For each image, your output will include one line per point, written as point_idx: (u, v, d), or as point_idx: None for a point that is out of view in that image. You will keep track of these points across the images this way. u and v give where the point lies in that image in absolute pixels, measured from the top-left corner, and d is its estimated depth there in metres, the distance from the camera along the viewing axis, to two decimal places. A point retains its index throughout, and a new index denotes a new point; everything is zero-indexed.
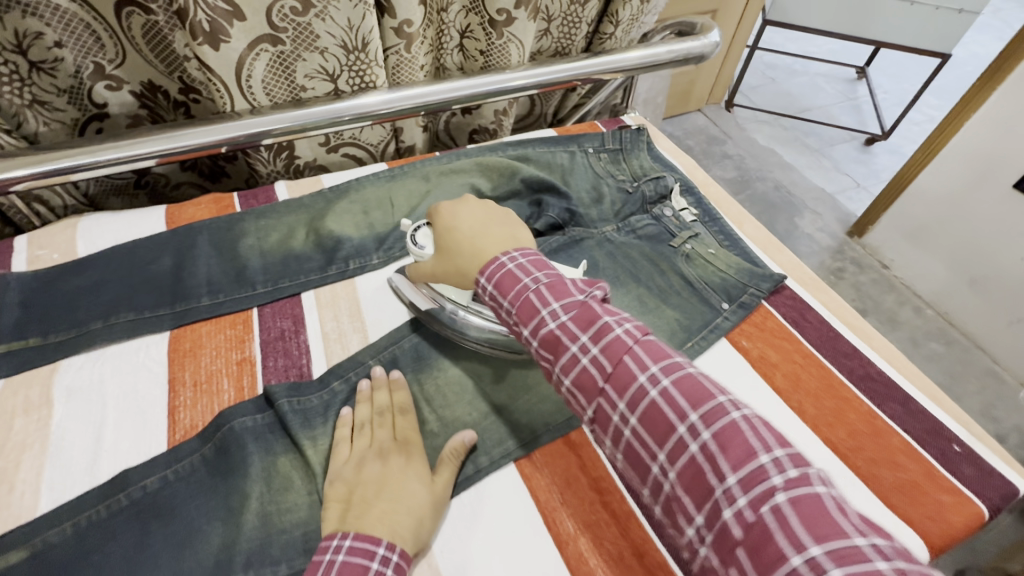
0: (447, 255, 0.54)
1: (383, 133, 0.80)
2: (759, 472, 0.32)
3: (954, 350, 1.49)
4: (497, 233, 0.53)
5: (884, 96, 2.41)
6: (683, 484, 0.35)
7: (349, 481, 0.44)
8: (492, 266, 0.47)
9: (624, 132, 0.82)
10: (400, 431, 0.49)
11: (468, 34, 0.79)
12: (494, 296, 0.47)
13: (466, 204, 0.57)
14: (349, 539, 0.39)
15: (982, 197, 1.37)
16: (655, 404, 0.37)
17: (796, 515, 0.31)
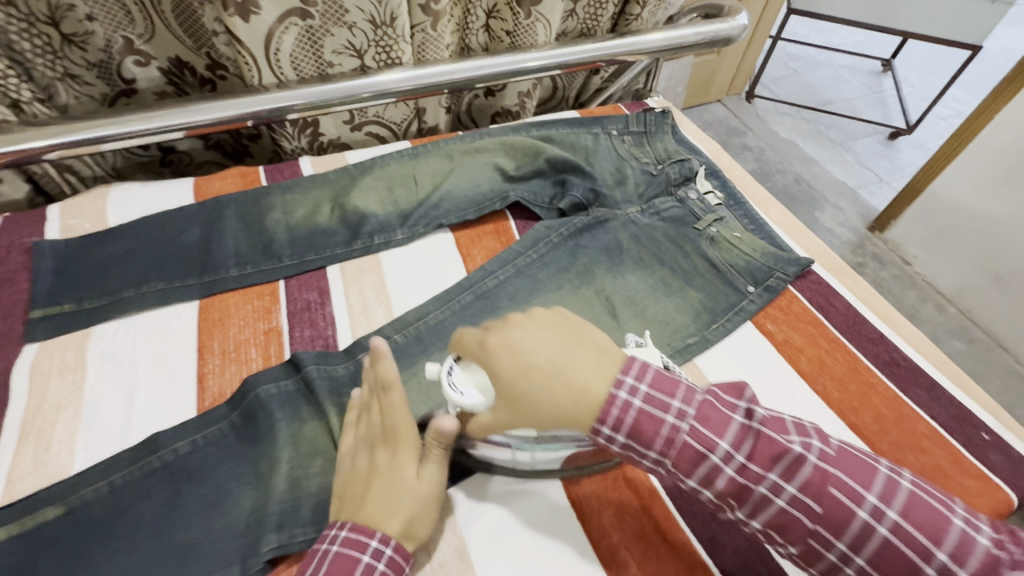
0: (508, 407, 0.39)
1: (407, 111, 0.80)
2: (880, 482, 0.34)
3: (976, 348, 1.46)
4: (585, 360, 0.38)
5: (910, 89, 2.36)
6: (851, 541, 0.33)
7: (343, 476, 0.43)
8: (611, 410, 0.36)
9: (649, 114, 0.82)
10: (387, 416, 0.44)
11: (494, 13, 0.78)
12: (628, 447, 0.37)
13: (524, 319, 0.42)
14: (344, 530, 0.39)
15: (1011, 192, 1.34)
16: (790, 459, 0.35)
17: (914, 521, 0.33)
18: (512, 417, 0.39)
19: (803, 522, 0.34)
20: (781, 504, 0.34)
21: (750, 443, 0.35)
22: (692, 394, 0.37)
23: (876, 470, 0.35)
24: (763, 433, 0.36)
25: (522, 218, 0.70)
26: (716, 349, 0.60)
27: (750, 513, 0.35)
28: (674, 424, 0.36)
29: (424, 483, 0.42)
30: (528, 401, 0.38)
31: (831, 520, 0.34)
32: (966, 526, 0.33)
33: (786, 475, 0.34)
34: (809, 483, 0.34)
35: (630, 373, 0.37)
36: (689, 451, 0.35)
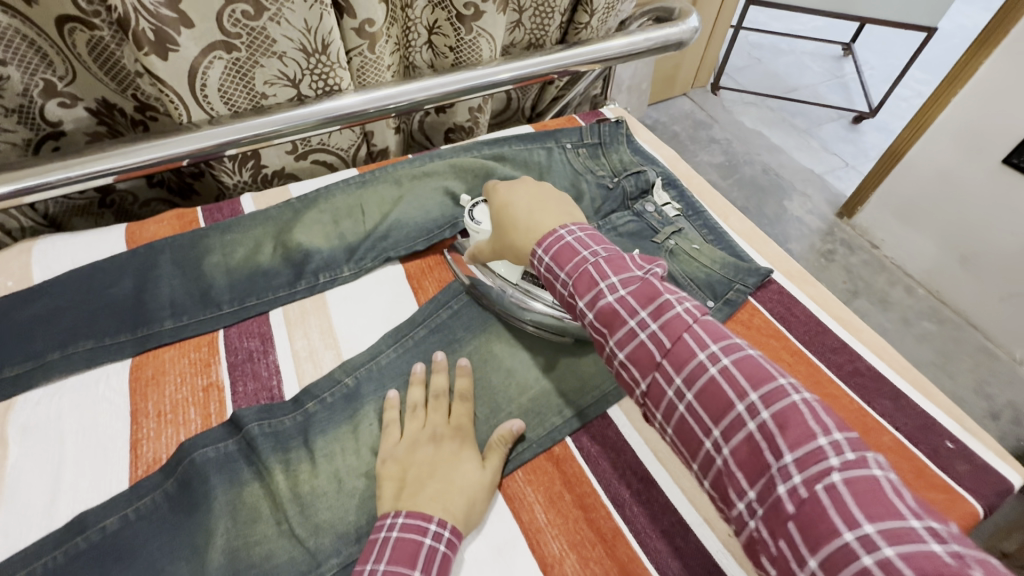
0: (503, 234, 0.55)
1: (354, 137, 0.77)
2: (816, 452, 0.33)
3: (946, 329, 1.48)
4: (558, 210, 0.54)
5: (871, 72, 2.39)
6: (738, 460, 0.36)
7: (403, 459, 0.46)
8: (549, 237, 0.49)
9: (602, 125, 0.80)
10: (454, 416, 0.51)
11: (437, 30, 0.76)
12: (550, 268, 0.49)
13: (525, 184, 0.58)
14: (402, 517, 0.41)
15: (971, 173, 1.35)
16: (717, 382, 0.38)
17: (913, 570, 0.28)
18: (497, 242, 0.56)
19: (704, 432, 0.38)
20: (692, 409, 0.39)
21: (681, 342, 0.41)
22: (668, 306, 0.42)
23: (787, 393, 0.37)
24: (704, 360, 0.39)
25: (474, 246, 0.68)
26: None
27: (647, 398, 0.42)
28: (629, 322, 0.43)
29: (484, 479, 0.47)
30: (514, 225, 0.54)
31: (755, 462, 0.35)
32: (921, 531, 0.30)
33: (707, 389, 0.39)
34: (722, 395, 0.38)
35: (580, 229, 0.50)
36: (641, 348, 0.42)
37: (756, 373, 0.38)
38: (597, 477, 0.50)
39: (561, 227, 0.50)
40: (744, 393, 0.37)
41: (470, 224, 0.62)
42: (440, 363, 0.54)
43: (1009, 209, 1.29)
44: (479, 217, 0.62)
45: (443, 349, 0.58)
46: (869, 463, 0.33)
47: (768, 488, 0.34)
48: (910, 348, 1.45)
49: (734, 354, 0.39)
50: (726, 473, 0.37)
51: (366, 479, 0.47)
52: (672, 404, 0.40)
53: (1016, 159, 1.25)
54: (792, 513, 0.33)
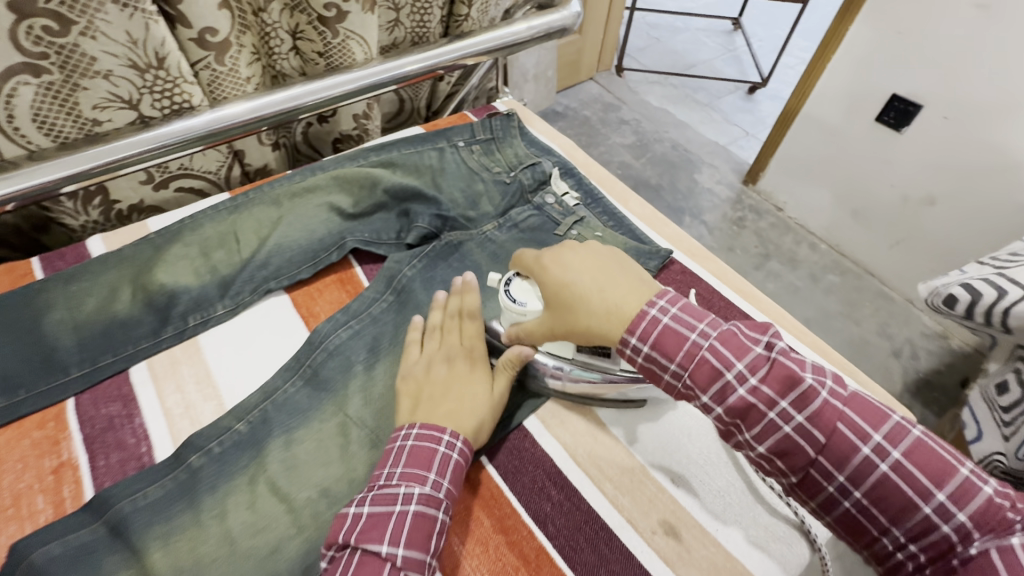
0: (567, 313, 0.45)
1: (221, 157, 0.70)
2: (898, 429, 0.38)
3: (848, 279, 1.59)
4: (621, 276, 0.46)
5: (760, 44, 2.53)
6: (839, 464, 0.38)
7: (417, 379, 0.49)
8: (639, 320, 0.42)
9: (494, 119, 0.77)
10: (467, 337, 0.53)
11: (300, 35, 0.69)
12: (651, 359, 0.42)
13: (572, 250, 0.49)
14: (416, 429, 0.44)
15: (853, 131, 1.44)
16: (889, 478, 0.36)
17: (916, 470, 0.36)
18: (557, 323, 0.46)
19: (807, 449, 0.38)
20: (787, 426, 0.38)
21: (836, 433, 0.38)
22: (812, 394, 0.39)
23: (933, 448, 0.37)
24: (871, 454, 0.37)
25: (369, 263, 0.63)
26: None
27: (734, 419, 0.40)
28: (691, 336, 0.41)
29: (495, 398, 0.49)
30: (583, 304, 0.44)
31: (913, 527, 0.36)
32: (973, 477, 0.35)
33: (883, 485, 0.37)
34: (854, 455, 0.37)
35: (664, 301, 0.43)
36: (789, 443, 0.38)
37: (900, 432, 0.37)
38: (514, 492, 0.46)
39: (648, 304, 0.43)
40: (928, 492, 0.35)
41: (511, 307, 0.51)
42: (437, 299, 0.55)
43: (887, 163, 1.40)
44: (521, 296, 0.51)
45: (342, 377, 0.52)
46: (980, 482, 0.35)
47: (915, 535, 0.36)
48: (819, 301, 1.55)
49: (891, 435, 0.37)
50: (858, 514, 0.38)
51: (265, 535, 0.42)
52: (833, 498, 0.38)
53: (887, 117, 1.35)
54: (941, 571, 0.35)
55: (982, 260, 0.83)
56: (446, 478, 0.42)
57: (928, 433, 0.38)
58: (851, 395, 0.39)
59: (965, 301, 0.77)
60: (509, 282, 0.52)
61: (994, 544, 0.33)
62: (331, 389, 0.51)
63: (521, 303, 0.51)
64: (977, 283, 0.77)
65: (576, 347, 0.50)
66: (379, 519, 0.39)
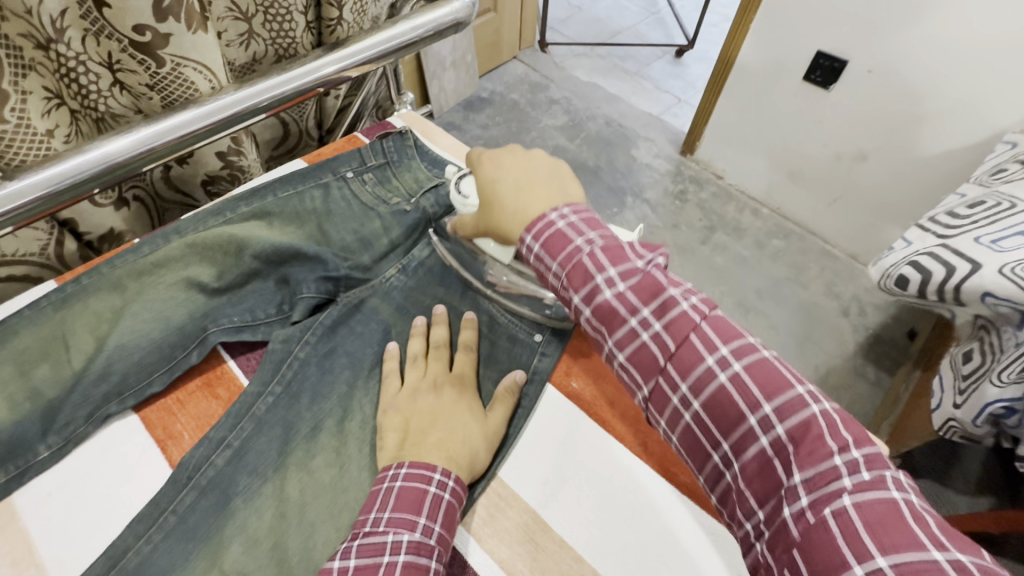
0: (485, 211, 0.45)
1: (43, 234, 0.56)
2: (829, 470, 0.30)
3: (793, 242, 1.57)
4: (549, 186, 0.43)
5: (682, 3, 2.45)
6: (749, 476, 0.33)
7: (404, 409, 0.45)
8: (541, 223, 0.40)
9: (386, 141, 0.66)
10: (455, 365, 0.49)
11: (118, 67, 0.55)
12: (540, 257, 0.40)
13: (513, 153, 0.45)
14: (405, 467, 0.40)
15: (781, 93, 1.39)
16: (725, 390, 0.34)
17: (859, 522, 0.28)
18: (482, 222, 0.46)
19: (712, 443, 0.35)
20: (698, 418, 0.35)
21: (689, 346, 0.35)
22: (673, 303, 0.36)
23: (802, 399, 0.32)
24: (713, 365, 0.34)
25: (245, 351, 0.52)
26: (519, 443, 0.47)
27: (659, 407, 0.37)
28: (629, 321, 0.37)
29: (489, 429, 0.45)
30: (497, 201, 0.44)
31: (766, 478, 0.32)
32: (941, 564, 0.26)
33: (717, 398, 0.34)
34: (742, 427, 0.33)
35: (573, 210, 0.40)
36: (644, 352, 0.37)
37: (766, 369, 0.34)
38: None
39: (553, 207, 0.40)
40: (757, 404, 0.33)
41: (457, 199, 0.55)
42: (419, 328, 0.51)
43: (818, 123, 1.37)
44: (465, 190, 0.55)
45: (216, 520, 0.41)
46: (886, 483, 0.29)
47: (773, 505, 0.32)
48: (768, 269, 1.52)
49: (748, 357, 0.34)
50: (696, 426, 0.36)
51: None
52: (710, 456, 0.36)
53: (814, 76, 1.30)
54: (795, 538, 0.30)
55: (923, 224, 0.78)
56: (438, 521, 0.38)
57: (821, 396, 0.33)
58: (798, 412, 0.32)
59: (917, 282, 0.70)
60: (461, 177, 0.56)
61: (896, 567, 0.26)
62: (202, 537, 0.40)
63: (464, 199, 0.54)
64: (924, 260, 0.70)
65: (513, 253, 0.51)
66: (367, 572, 0.34)
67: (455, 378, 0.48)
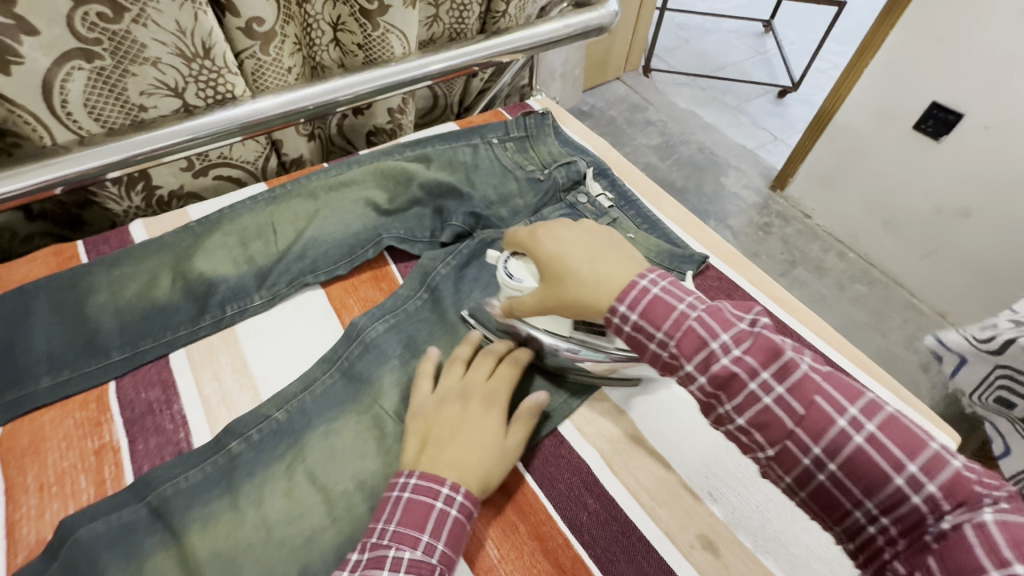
0: (557, 285, 0.44)
1: (260, 148, 0.71)
2: (975, 503, 0.31)
3: (877, 290, 1.55)
4: (615, 254, 0.44)
5: (791, 46, 2.47)
6: (899, 530, 0.33)
7: (428, 417, 0.46)
8: (630, 290, 0.41)
9: (528, 117, 0.77)
10: (491, 379, 0.50)
11: (342, 27, 0.70)
12: (638, 326, 0.41)
13: (570, 227, 0.47)
14: (415, 478, 0.41)
15: (886, 140, 1.40)
16: (863, 450, 0.34)
17: (999, 534, 0.30)
18: (550, 295, 0.45)
19: (850, 500, 0.35)
20: (835, 479, 0.35)
21: (815, 406, 0.36)
22: (794, 365, 0.37)
23: (941, 453, 0.33)
24: (846, 426, 0.35)
25: (403, 260, 0.64)
26: None
27: (758, 433, 0.37)
28: (752, 385, 0.37)
29: (507, 447, 0.46)
30: (572, 275, 0.43)
31: (914, 530, 0.32)
32: None
33: (858, 461, 0.34)
34: (846, 446, 0.34)
35: (657, 275, 0.42)
36: (770, 415, 0.36)
37: (890, 423, 0.34)
38: (551, 498, 0.47)
39: (639, 274, 0.42)
40: (898, 462, 0.33)
41: (509, 284, 0.50)
42: (472, 338, 0.53)
43: (922, 173, 1.36)
44: (519, 273, 0.49)
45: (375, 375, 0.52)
46: (945, 456, 0.32)
47: (919, 552, 0.32)
48: (846, 311, 1.51)
49: (876, 416, 0.35)
50: (832, 488, 0.35)
51: (298, 525, 0.43)
52: (856, 522, 0.35)
53: (925, 126, 1.30)
54: (931, 547, 0.31)
55: None
56: (441, 539, 0.39)
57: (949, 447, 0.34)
58: (892, 429, 0.34)
59: None
60: (507, 259, 0.51)
61: None
62: (368, 382, 0.51)
63: (518, 281, 0.49)
64: None
65: (571, 323, 0.51)
66: None
67: (486, 393, 0.48)
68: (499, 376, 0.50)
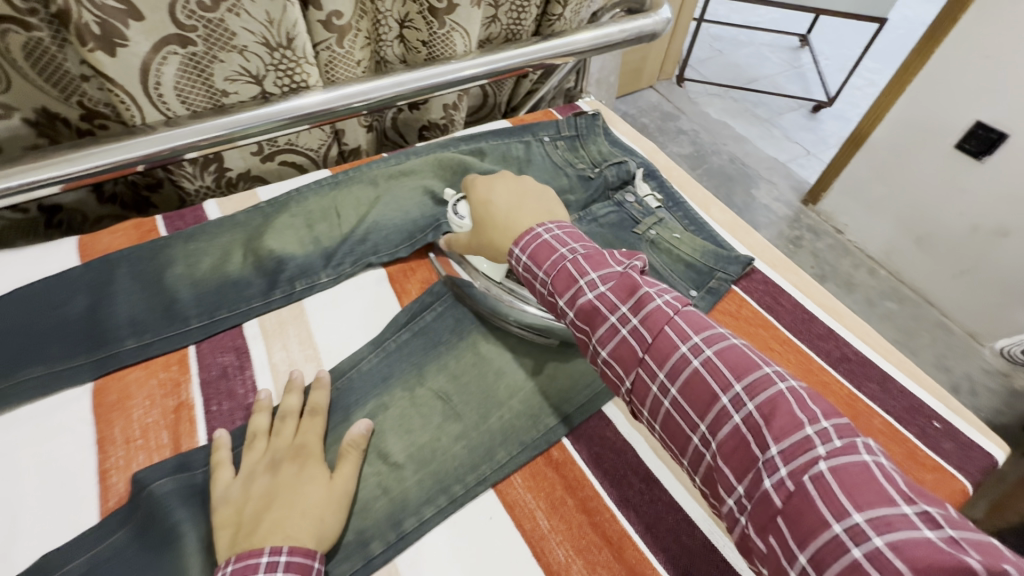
0: (480, 230, 0.56)
1: (324, 136, 0.74)
2: (804, 441, 0.33)
3: (908, 308, 1.54)
4: (540, 206, 0.55)
5: (827, 62, 2.46)
6: (725, 455, 0.36)
7: (236, 503, 0.40)
8: (529, 236, 0.49)
9: (579, 118, 0.79)
10: (301, 435, 0.46)
11: (408, 23, 0.73)
12: (528, 267, 0.48)
13: (506, 180, 0.58)
14: (228, 565, 0.36)
15: (924, 157, 1.39)
16: (698, 373, 0.38)
17: (835, 483, 0.31)
18: (475, 237, 0.57)
19: (690, 427, 0.38)
20: (676, 403, 0.39)
21: (700, 383, 0.38)
22: (648, 300, 0.42)
23: (773, 384, 0.37)
24: (688, 352, 0.39)
25: None
26: None
27: (615, 363, 0.42)
28: (611, 318, 0.42)
29: (335, 493, 0.42)
30: (490, 218, 0.55)
31: (741, 456, 0.35)
32: (913, 517, 0.29)
33: (691, 381, 0.39)
34: (684, 369, 0.39)
35: (580, 244, 0.48)
36: (623, 346, 0.42)
37: (762, 381, 0.37)
38: (598, 477, 0.48)
39: (540, 226, 0.50)
40: (728, 385, 0.37)
41: (454, 220, 0.61)
42: (263, 402, 0.48)
43: (961, 192, 1.34)
44: (463, 211, 0.61)
45: (428, 355, 0.55)
46: (858, 449, 0.33)
47: (754, 480, 0.34)
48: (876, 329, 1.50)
49: (760, 394, 0.36)
50: (674, 413, 0.39)
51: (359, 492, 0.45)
52: (698, 451, 0.38)
53: (968, 144, 1.29)
54: (778, 505, 0.32)
55: None
56: None
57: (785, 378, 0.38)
58: (726, 351, 0.39)
59: None
60: (457, 201, 0.62)
61: (880, 532, 0.29)
62: (422, 361, 0.54)
63: (461, 219, 0.60)
64: None
65: (505, 269, 0.60)
66: None
67: (295, 449, 0.44)
68: (306, 426, 0.46)
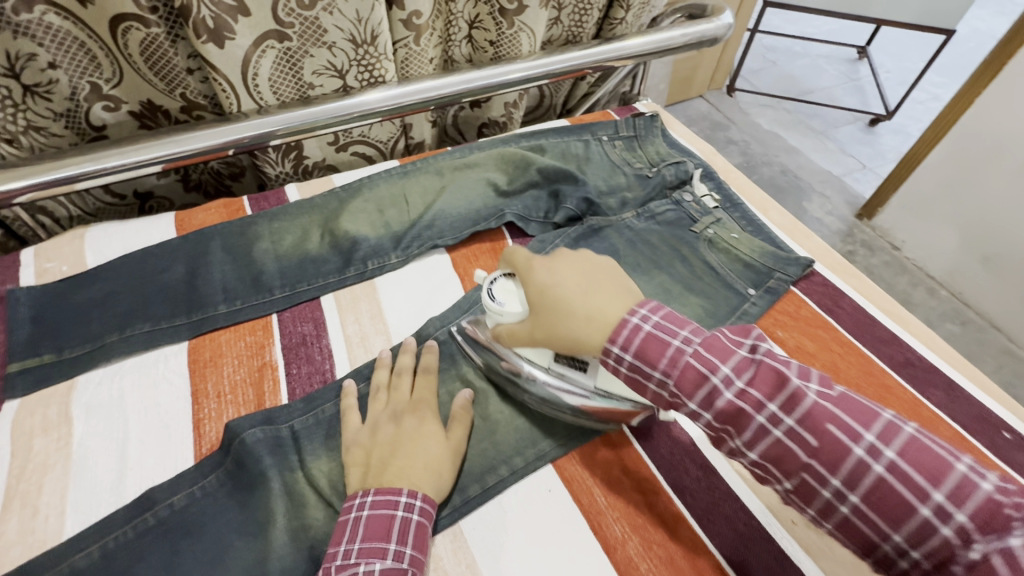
0: (547, 320, 0.44)
1: (394, 129, 0.78)
2: (904, 460, 0.32)
3: (970, 330, 1.47)
4: (614, 285, 0.45)
5: (887, 75, 2.38)
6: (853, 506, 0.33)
7: (365, 446, 0.45)
8: (622, 327, 0.40)
9: (638, 118, 0.80)
10: (414, 392, 0.50)
11: (477, 24, 0.77)
12: (632, 359, 0.40)
13: (564, 258, 0.48)
14: (371, 495, 0.41)
15: (995, 171, 1.32)
16: (795, 440, 0.34)
17: (894, 475, 0.32)
18: (537, 328, 0.46)
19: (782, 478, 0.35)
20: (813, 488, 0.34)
21: (828, 436, 0.34)
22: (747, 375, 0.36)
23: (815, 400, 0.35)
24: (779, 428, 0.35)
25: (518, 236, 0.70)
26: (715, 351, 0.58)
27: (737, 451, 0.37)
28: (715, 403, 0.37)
29: (438, 452, 0.45)
30: (564, 307, 0.43)
31: (882, 508, 0.32)
32: (989, 493, 0.30)
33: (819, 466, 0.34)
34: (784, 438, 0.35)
35: (648, 308, 0.41)
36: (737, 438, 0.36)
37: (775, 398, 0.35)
38: (655, 461, 0.49)
39: (629, 311, 0.41)
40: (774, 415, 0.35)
41: (491, 306, 0.50)
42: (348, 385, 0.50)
43: None
44: (502, 296, 0.49)
45: None
46: (901, 441, 0.33)
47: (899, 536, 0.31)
48: None
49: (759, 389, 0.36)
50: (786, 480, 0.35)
51: None
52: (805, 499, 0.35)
53: None
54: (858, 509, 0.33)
55: None
56: (409, 544, 0.40)
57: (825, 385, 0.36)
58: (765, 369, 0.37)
59: None
60: (494, 280, 0.51)
61: (963, 516, 0.30)
62: None
63: (503, 305, 0.49)
64: None
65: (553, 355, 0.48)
66: None
67: (412, 403, 0.49)
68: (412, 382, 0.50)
